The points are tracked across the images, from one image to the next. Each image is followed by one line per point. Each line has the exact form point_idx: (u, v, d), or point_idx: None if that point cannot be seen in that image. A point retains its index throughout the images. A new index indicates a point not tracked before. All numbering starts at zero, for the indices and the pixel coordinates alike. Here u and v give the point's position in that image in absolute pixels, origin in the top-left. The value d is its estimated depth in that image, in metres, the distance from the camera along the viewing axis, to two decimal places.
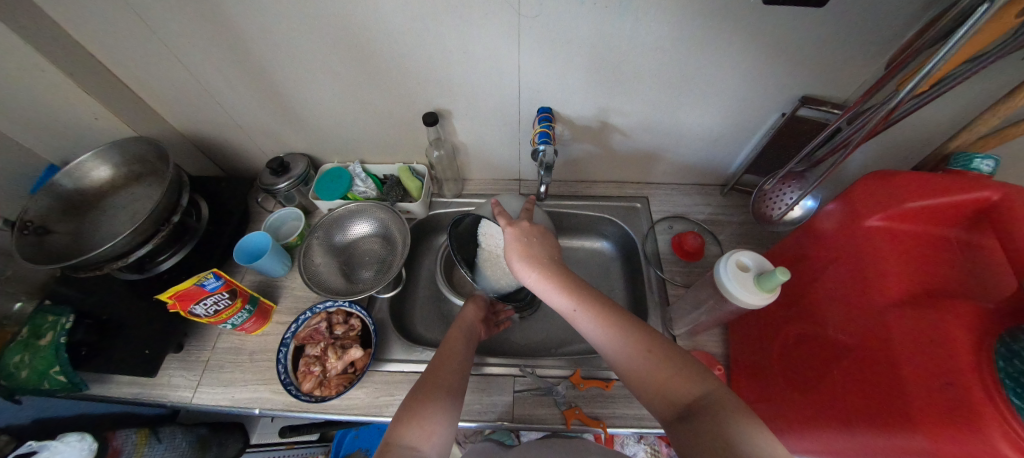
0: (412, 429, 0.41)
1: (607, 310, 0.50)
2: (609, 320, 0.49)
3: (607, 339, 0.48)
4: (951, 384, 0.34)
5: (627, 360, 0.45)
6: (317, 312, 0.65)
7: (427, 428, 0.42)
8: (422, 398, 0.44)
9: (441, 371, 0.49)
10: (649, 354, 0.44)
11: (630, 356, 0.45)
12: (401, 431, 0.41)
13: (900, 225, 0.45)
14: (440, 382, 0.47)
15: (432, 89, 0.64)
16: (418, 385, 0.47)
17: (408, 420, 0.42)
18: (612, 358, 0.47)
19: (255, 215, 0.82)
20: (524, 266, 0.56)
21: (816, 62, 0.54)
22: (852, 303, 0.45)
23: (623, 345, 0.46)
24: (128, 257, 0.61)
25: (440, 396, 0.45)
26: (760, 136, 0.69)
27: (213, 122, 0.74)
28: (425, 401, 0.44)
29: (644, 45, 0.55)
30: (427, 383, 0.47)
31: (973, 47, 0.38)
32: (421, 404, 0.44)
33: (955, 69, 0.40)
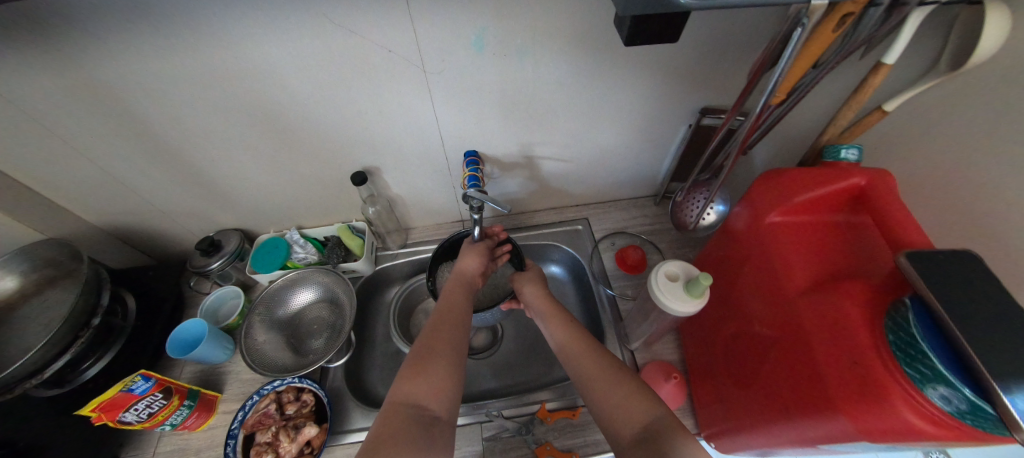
0: (417, 383, 0.45)
1: (577, 332, 0.54)
2: (578, 339, 0.52)
3: (576, 354, 0.51)
4: (857, 362, 0.37)
5: (590, 376, 0.47)
6: (266, 393, 0.61)
7: (431, 382, 0.45)
8: (426, 356, 0.48)
9: (444, 326, 0.53)
10: (609, 370, 0.47)
11: (593, 374, 0.47)
12: (407, 385, 0.45)
13: (794, 218, 0.48)
14: (444, 342, 0.50)
15: (356, 150, 0.65)
16: (423, 341, 0.51)
17: (413, 377, 0.46)
18: (575, 372, 0.49)
19: (192, 300, 0.78)
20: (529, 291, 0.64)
21: (700, 78, 0.60)
22: (769, 296, 0.48)
23: (587, 364, 0.49)
24: (43, 372, 0.56)
25: (447, 351, 0.49)
26: (675, 147, 0.74)
27: (135, 212, 0.71)
28: (431, 357, 0.48)
29: (548, 84, 0.59)
30: (432, 339, 0.50)
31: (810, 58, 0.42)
32: (425, 364, 0.47)
33: (804, 79, 0.46)
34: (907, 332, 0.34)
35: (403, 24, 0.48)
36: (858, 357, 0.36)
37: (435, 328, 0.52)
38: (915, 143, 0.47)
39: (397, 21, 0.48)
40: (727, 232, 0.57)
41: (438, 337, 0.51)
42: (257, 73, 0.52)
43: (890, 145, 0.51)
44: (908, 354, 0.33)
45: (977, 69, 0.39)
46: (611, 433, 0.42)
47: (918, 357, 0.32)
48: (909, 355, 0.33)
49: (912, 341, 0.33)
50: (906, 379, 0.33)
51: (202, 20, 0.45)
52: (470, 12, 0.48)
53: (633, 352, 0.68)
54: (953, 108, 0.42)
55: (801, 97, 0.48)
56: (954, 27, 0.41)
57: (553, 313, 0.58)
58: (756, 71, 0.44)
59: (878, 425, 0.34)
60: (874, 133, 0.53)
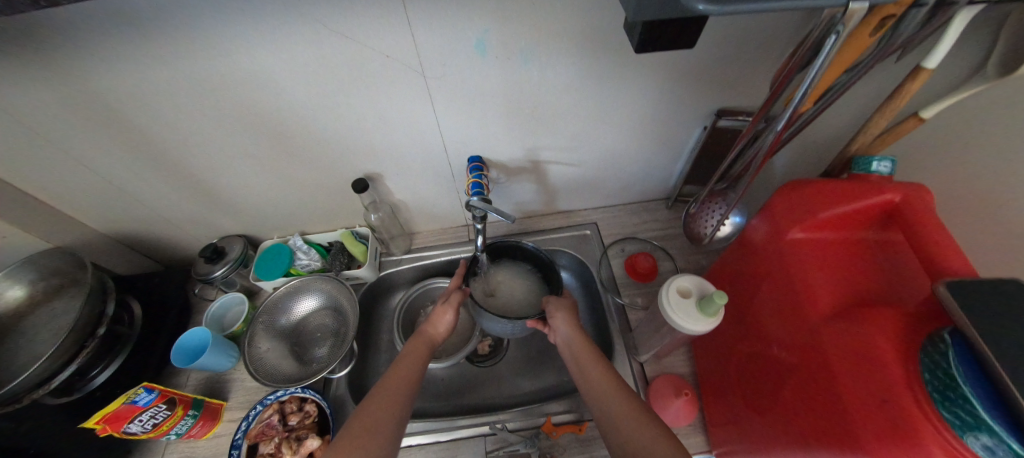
0: (371, 412, 0.44)
1: (608, 370, 0.51)
2: (608, 378, 0.49)
3: (606, 395, 0.48)
4: (888, 401, 0.34)
5: (617, 420, 0.44)
6: (269, 404, 0.60)
7: (378, 419, 0.44)
8: (381, 394, 0.47)
9: (404, 367, 0.52)
10: (639, 409, 0.44)
11: (620, 414, 0.44)
12: (360, 417, 0.44)
13: (817, 235, 0.46)
14: (397, 383, 0.49)
15: (357, 157, 0.63)
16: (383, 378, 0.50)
17: (370, 409, 0.45)
18: (603, 415, 0.46)
19: (198, 305, 0.78)
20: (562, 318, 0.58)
21: (718, 79, 0.57)
22: (790, 318, 0.46)
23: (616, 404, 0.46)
24: (51, 382, 0.56)
25: (399, 389, 0.48)
26: (689, 150, 0.71)
27: (139, 218, 0.71)
28: (383, 395, 0.47)
29: (555, 87, 0.56)
30: (391, 377, 0.50)
31: (842, 63, 0.38)
32: (378, 400, 0.46)
33: (837, 81, 0.42)
34: (946, 372, 0.31)
35: (402, 28, 0.46)
36: (888, 394, 0.34)
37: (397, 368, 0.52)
38: (955, 152, 0.43)
39: (396, 25, 0.45)
40: (745, 245, 0.54)
41: (394, 377, 0.50)
42: (252, 80, 0.50)
43: (926, 154, 0.47)
44: (947, 397, 0.30)
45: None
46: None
47: (959, 401, 0.29)
48: (948, 398, 0.30)
49: (952, 383, 0.30)
50: (944, 424, 0.30)
51: (194, 27, 0.43)
52: (473, 14, 0.45)
53: (642, 364, 0.66)
54: (999, 118, 0.38)
55: (834, 99, 0.43)
56: (1007, 27, 0.37)
57: (584, 350, 0.54)
58: (786, 73, 0.41)
59: None
60: (909, 140, 0.49)
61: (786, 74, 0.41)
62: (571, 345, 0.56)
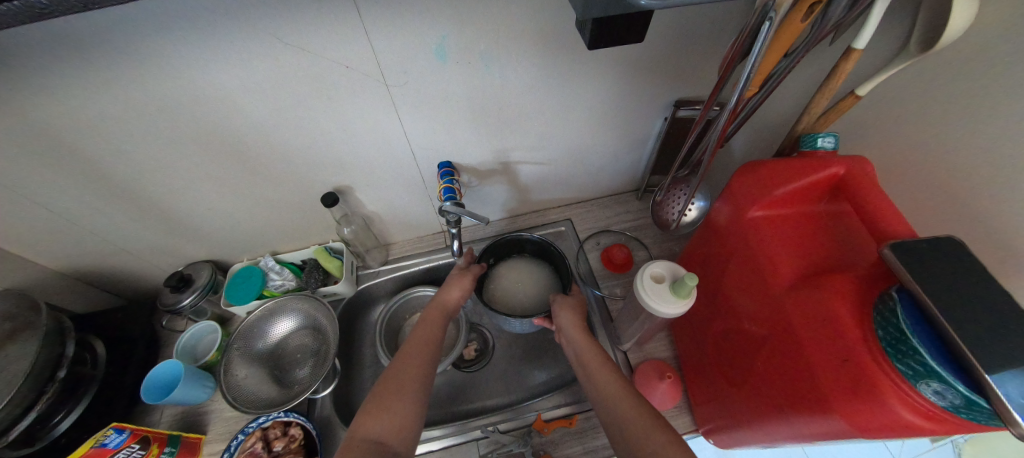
0: (388, 405, 0.45)
1: (611, 371, 0.51)
2: (613, 379, 0.50)
3: (611, 396, 0.48)
4: (849, 360, 0.36)
5: (622, 419, 0.45)
6: (251, 432, 0.58)
7: (395, 413, 0.45)
8: (393, 386, 0.48)
9: (413, 354, 0.53)
10: (644, 408, 0.45)
11: (626, 412, 0.45)
12: (374, 411, 0.45)
13: (774, 211, 0.48)
14: (410, 374, 0.50)
15: (322, 170, 0.62)
16: (391, 370, 0.51)
17: (381, 402, 0.46)
18: (607, 416, 0.47)
19: (166, 338, 0.75)
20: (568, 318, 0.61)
21: (673, 70, 0.59)
22: (756, 293, 0.48)
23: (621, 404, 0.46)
24: (9, 433, 0.53)
25: (415, 380, 0.49)
26: (653, 140, 0.73)
27: (93, 252, 0.67)
28: (395, 387, 0.48)
29: (516, 88, 0.57)
30: (399, 367, 0.51)
31: (780, 48, 0.40)
32: (394, 391, 0.47)
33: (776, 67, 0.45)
34: (896, 327, 0.33)
35: (357, 37, 0.45)
36: (850, 354, 0.36)
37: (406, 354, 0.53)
38: (889, 126, 0.46)
39: (350, 34, 0.45)
40: (710, 228, 0.57)
41: (406, 367, 0.51)
42: (203, 100, 0.48)
43: (865, 129, 0.50)
44: (899, 350, 0.33)
45: (943, 51, 0.39)
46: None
47: (910, 353, 0.32)
48: (901, 351, 0.33)
49: (903, 337, 0.32)
50: (899, 375, 0.33)
51: (134, 48, 0.41)
52: (427, 20, 0.45)
53: (626, 352, 0.67)
54: (923, 91, 0.41)
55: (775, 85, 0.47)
56: (920, 8, 0.40)
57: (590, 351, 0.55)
58: (730, 60, 0.44)
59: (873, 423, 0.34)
60: (849, 117, 0.52)
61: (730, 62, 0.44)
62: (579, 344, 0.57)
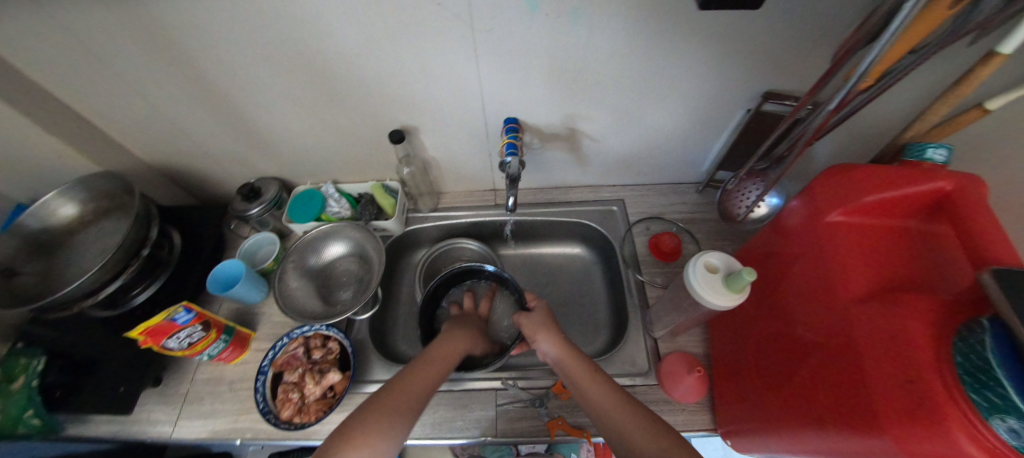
0: (378, 417, 0.44)
1: (605, 385, 0.51)
2: (606, 392, 0.50)
3: (608, 410, 0.48)
4: (912, 381, 0.34)
5: (623, 432, 0.46)
6: (295, 337, 0.64)
7: (386, 425, 0.44)
8: (389, 400, 0.46)
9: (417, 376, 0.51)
10: (646, 422, 0.46)
11: (628, 430, 0.46)
12: (365, 419, 0.44)
13: (857, 219, 0.45)
14: (409, 391, 0.48)
15: (395, 106, 0.64)
16: (391, 383, 0.49)
17: (374, 411, 0.45)
18: (607, 430, 0.47)
19: (232, 241, 0.82)
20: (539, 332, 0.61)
21: (770, 59, 0.55)
22: (818, 300, 0.46)
23: (621, 419, 0.47)
24: (98, 294, 0.60)
25: (409, 398, 0.48)
26: (729, 133, 0.69)
27: (182, 151, 0.74)
28: (388, 402, 0.46)
29: (600, 51, 0.55)
30: (398, 384, 0.49)
31: (910, 42, 0.37)
32: (388, 404, 0.46)
33: (898, 63, 0.40)
34: (980, 355, 0.30)
35: None
36: (916, 376, 0.34)
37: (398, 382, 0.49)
38: (1018, 148, 0.42)
39: None
40: (779, 229, 0.54)
41: (407, 386, 0.49)
42: (302, 18, 0.50)
43: (987, 148, 0.45)
44: (978, 379, 0.30)
45: None
46: None
47: (990, 384, 0.29)
48: (979, 381, 0.30)
49: (985, 366, 0.30)
50: (970, 405, 0.30)
51: None
52: None
53: (655, 340, 0.67)
54: None
55: (890, 83, 0.43)
56: None
57: (576, 368, 0.55)
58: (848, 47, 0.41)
59: (927, 448, 0.32)
60: (969, 133, 0.47)
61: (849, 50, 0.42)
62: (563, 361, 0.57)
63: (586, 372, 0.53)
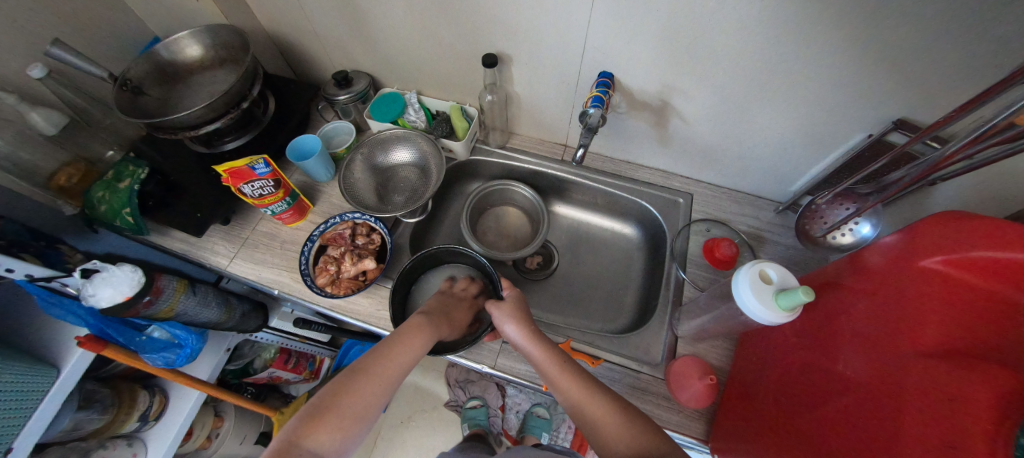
0: (348, 403, 0.42)
1: (571, 370, 0.52)
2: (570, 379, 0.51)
3: (574, 398, 0.49)
4: (955, 447, 0.28)
5: (592, 420, 0.48)
6: (345, 219, 0.69)
7: (355, 410, 0.42)
8: (363, 382, 0.44)
9: (396, 358, 0.48)
10: (616, 410, 0.47)
11: (597, 415, 0.47)
12: (337, 400, 0.42)
13: (968, 275, 0.37)
14: (384, 374, 0.46)
15: (498, 29, 0.63)
16: (367, 361, 0.47)
17: (346, 394, 0.43)
18: (579, 418, 0.49)
19: (314, 122, 0.89)
20: (509, 322, 0.57)
21: (926, 82, 0.47)
22: (881, 348, 0.40)
23: (588, 406, 0.48)
24: (199, 130, 0.67)
25: (380, 385, 0.45)
26: (837, 156, 0.62)
27: (294, 24, 0.79)
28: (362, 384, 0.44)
29: (729, 23, 0.50)
30: (374, 366, 0.46)
31: None
32: (361, 388, 0.44)
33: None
34: None
35: None
36: (960, 440, 0.29)
37: (371, 360, 0.47)
38: None
39: None
40: (856, 261, 0.49)
41: (381, 367, 0.46)
42: None
43: None
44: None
45: None
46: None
47: None
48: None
49: None
50: None
51: None
52: None
53: (677, 339, 0.65)
54: None
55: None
56: None
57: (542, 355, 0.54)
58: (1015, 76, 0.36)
59: None
60: None
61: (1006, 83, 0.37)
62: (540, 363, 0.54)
63: (548, 360, 0.53)
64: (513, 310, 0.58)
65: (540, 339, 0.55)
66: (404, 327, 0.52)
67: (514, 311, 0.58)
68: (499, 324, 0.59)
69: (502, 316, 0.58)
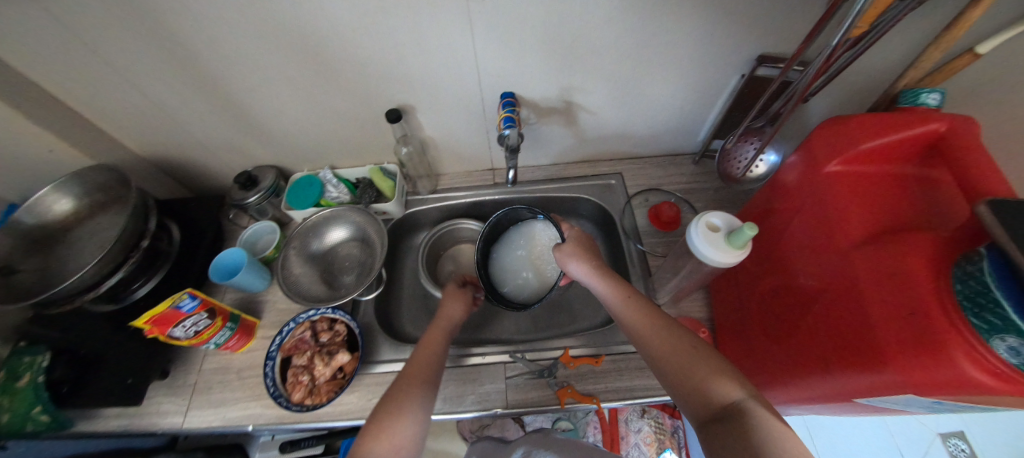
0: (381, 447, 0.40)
1: (641, 306, 0.49)
2: (646, 316, 0.47)
3: (648, 335, 0.46)
4: (915, 313, 0.34)
5: (667, 359, 0.43)
6: (301, 322, 0.64)
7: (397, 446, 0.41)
8: (389, 420, 0.42)
9: (416, 387, 0.47)
10: (694, 344, 0.43)
11: (671, 351, 0.43)
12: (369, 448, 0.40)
13: (856, 167, 0.45)
14: (416, 379, 0.48)
15: (392, 85, 0.63)
16: (383, 405, 0.45)
17: (377, 438, 0.41)
18: (652, 355, 0.45)
19: (231, 232, 0.82)
20: (576, 260, 0.57)
21: (768, 22, 0.55)
22: (820, 250, 0.46)
23: (660, 343, 0.44)
24: (99, 287, 0.59)
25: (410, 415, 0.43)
26: (723, 100, 0.69)
27: (174, 142, 0.73)
28: (390, 423, 0.42)
29: (597, 20, 0.54)
30: (394, 404, 0.44)
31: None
32: (390, 426, 0.42)
33: (884, 16, 0.41)
34: (979, 282, 0.31)
35: None
36: (917, 307, 0.34)
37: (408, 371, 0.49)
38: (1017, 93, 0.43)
39: None
40: (776, 185, 0.54)
41: (409, 376, 0.48)
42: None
43: (983, 93, 0.47)
44: (978, 304, 0.30)
45: None
46: (689, 399, 0.40)
47: (990, 307, 0.30)
48: (979, 305, 0.30)
49: (984, 290, 0.30)
50: (971, 330, 0.31)
51: None
52: None
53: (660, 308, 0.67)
54: None
55: (876, 39, 0.44)
56: None
57: (611, 290, 0.52)
58: (835, 4, 0.41)
59: (934, 378, 0.33)
60: (960, 80, 0.49)
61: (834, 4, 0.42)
62: (609, 297, 0.52)
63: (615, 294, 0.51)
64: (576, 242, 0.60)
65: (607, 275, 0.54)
66: (421, 339, 0.56)
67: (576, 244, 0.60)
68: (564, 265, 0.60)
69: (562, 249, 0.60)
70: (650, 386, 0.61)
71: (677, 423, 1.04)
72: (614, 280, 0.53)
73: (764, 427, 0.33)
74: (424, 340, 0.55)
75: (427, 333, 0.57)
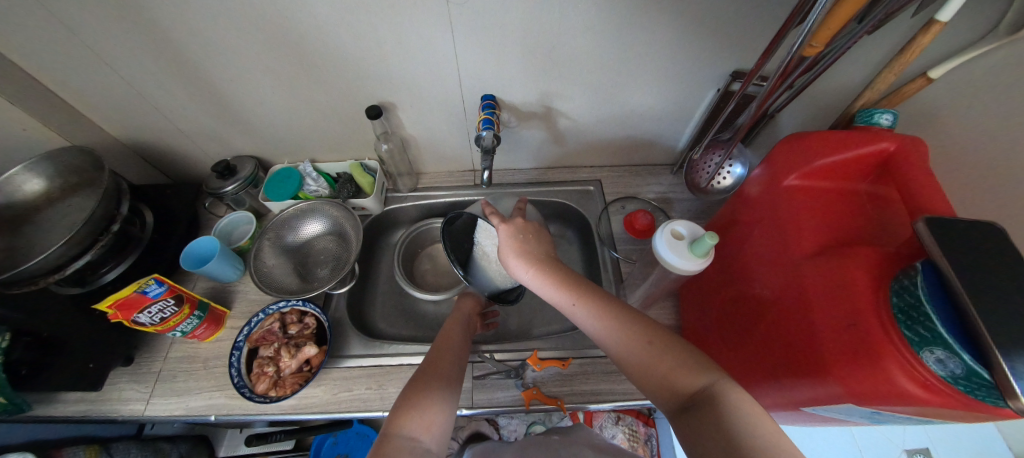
0: (412, 420, 0.43)
1: (596, 300, 0.49)
2: (598, 313, 0.48)
3: (605, 332, 0.46)
4: (856, 325, 0.35)
5: (628, 355, 0.44)
6: (271, 313, 0.64)
7: (427, 418, 0.44)
8: (418, 395, 0.46)
9: (439, 368, 0.51)
10: (648, 336, 0.44)
11: (631, 345, 0.44)
12: (402, 421, 0.43)
13: (812, 181, 0.46)
14: (441, 370, 0.51)
15: (374, 82, 0.64)
16: (412, 385, 0.48)
17: (409, 412, 0.44)
18: (614, 351, 0.45)
19: (207, 221, 0.82)
20: (518, 263, 0.56)
21: (739, 38, 0.57)
22: (776, 261, 0.47)
23: (619, 339, 0.45)
24: (65, 269, 0.58)
25: (436, 391, 0.47)
26: (699, 112, 0.71)
27: (152, 127, 0.72)
28: (421, 398, 0.46)
29: (574, 28, 0.56)
30: (422, 384, 0.48)
31: (835, 22, 0.38)
32: (419, 400, 0.45)
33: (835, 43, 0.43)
34: (913, 296, 0.32)
35: None
36: (857, 318, 0.35)
37: (433, 361, 0.53)
38: (965, 118, 0.45)
39: None
40: (740, 197, 0.55)
41: (434, 367, 0.52)
42: None
43: (935, 114, 0.48)
44: (910, 316, 0.32)
45: None
46: (660, 394, 0.41)
47: (921, 320, 0.31)
48: (912, 318, 0.32)
49: (917, 304, 0.31)
50: (903, 341, 0.32)
51: None
52: None
53: None
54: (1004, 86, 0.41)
55: (829, 63, 0.46)
56: None
57: (562, 287, 0.52)
58: (788, 22, 0.42)
59: (870, 389, 0.33)
60: (917, 104, 0.51)
61: (787, 25, 0.43)
62: (557, 296, 0.52)
63: (568, 291, 0.51)
64: (512, 237, 0.59)
65: (561, 273, 0.54)
66: (444, 328, 0.61)
67: (513, 240, 0.58)
68: (505, 263, 0.58)
69: (500, 248, 0.59)
70: (615, 390, 0.61)
71: (650, 431, 1.04)
72: (569, 278, 0.53)
73: (734, 415, 0.34)
74: (445, 333, 0.59)
75: (450, 326, 0.61)
